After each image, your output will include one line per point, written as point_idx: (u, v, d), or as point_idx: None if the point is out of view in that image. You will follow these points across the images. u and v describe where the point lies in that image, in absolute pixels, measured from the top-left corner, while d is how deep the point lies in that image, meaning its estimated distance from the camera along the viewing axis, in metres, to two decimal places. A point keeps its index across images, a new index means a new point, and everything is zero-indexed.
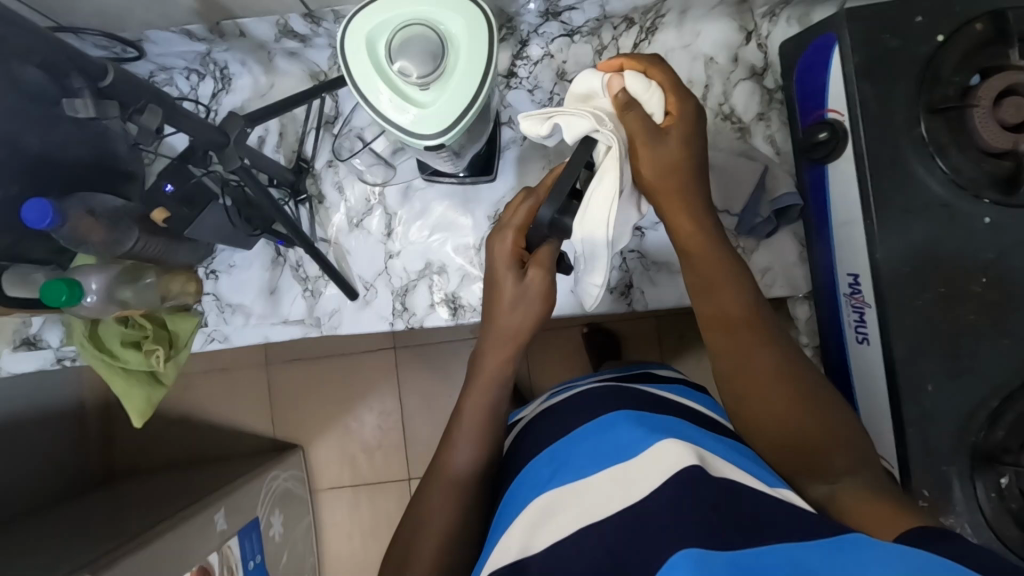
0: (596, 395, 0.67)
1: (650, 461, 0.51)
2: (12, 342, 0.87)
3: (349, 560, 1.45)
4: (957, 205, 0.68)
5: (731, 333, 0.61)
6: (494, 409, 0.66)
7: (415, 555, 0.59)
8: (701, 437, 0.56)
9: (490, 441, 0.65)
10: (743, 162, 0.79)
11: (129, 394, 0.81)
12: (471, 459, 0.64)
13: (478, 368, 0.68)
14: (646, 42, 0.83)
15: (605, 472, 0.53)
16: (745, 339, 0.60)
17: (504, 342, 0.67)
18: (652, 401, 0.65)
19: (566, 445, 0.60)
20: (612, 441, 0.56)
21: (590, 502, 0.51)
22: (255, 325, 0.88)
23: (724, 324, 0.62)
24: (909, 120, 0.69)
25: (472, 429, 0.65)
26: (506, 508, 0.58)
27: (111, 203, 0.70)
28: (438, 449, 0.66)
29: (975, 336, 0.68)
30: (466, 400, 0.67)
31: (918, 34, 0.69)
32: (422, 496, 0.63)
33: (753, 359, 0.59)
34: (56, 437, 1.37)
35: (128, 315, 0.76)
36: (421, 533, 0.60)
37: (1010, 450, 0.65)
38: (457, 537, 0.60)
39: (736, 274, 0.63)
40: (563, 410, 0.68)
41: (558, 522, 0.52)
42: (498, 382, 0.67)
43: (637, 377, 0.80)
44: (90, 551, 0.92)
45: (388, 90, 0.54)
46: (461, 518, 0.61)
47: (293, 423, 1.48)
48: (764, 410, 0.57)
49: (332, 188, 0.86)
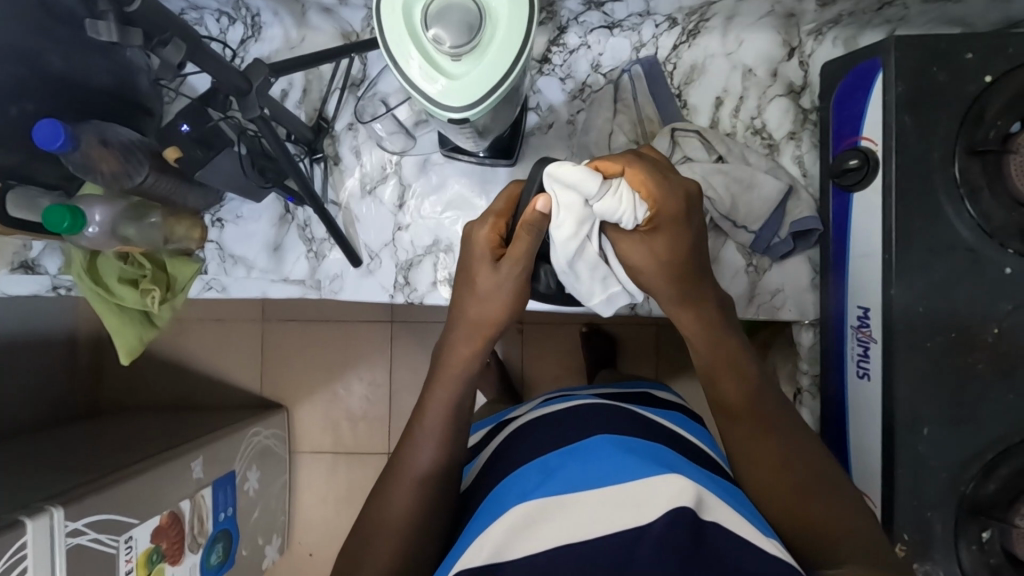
0: (594, 414, 0.69)
1: (648, 492, 0.54)
2: (10, 264, 0.85)
3: (319, 525, 1.45)
4: (981, 251, 0.67)
5: (737, 421, 0.61)
6: (458, 404, 0.63)
7: (373, 552, 0.58)
8: (697, 472, 0.59)
9: (453, 445, 0.63)
10: (770, 180, 0.78)
11: (120, 330, 0.80)
12: (432, 459, 0.61)
13: (445, 359, 0.64)
14: (687, 45, 0.82)
15: (594, 491, 0.55)
16: (750, 432, 0.60)
17: (476, 333, 0.63)
18: (652, 429, 0.67)
19: (561, 456, 0.62)
20: (608, 463, 0.58)
21: (581, 519, 0.54)
22: (255, 279, 0.87)
23: (729, 411, 0.61)
24: (945, 158, 0.68)
25: (438, 431, 0.62)
26: (488, 509, 0.60)
27: (127, 134, 0.69)
28: (400, 445, 0.63)
29: (980, 386, 0.67)
30: (431, 395, 0.63)
31: (966, 71, 0.67)
32: (384, 496, 0.61)
33: (763, 445, 0.59)
34: (46, 363, 1.38)
35: (129, 251, 0.76)
36: (384, 530, 0.59)
37: (998, 505, 0.65)
38: (417, 532, 0.60)
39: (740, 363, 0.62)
40: (557, 423, 0.69)
41: (538, 535, 0.53)
42: (467, 371, 0.63)
43: (633, 397, 0.80)
44: (64, 481, 0.93)
45: (419, 56, 0.53)
46: (423, 517, 0.60)
47: (281, 383, 1.48)
48: (762, 487, 0.58)
49: (349, 152, 0.85)
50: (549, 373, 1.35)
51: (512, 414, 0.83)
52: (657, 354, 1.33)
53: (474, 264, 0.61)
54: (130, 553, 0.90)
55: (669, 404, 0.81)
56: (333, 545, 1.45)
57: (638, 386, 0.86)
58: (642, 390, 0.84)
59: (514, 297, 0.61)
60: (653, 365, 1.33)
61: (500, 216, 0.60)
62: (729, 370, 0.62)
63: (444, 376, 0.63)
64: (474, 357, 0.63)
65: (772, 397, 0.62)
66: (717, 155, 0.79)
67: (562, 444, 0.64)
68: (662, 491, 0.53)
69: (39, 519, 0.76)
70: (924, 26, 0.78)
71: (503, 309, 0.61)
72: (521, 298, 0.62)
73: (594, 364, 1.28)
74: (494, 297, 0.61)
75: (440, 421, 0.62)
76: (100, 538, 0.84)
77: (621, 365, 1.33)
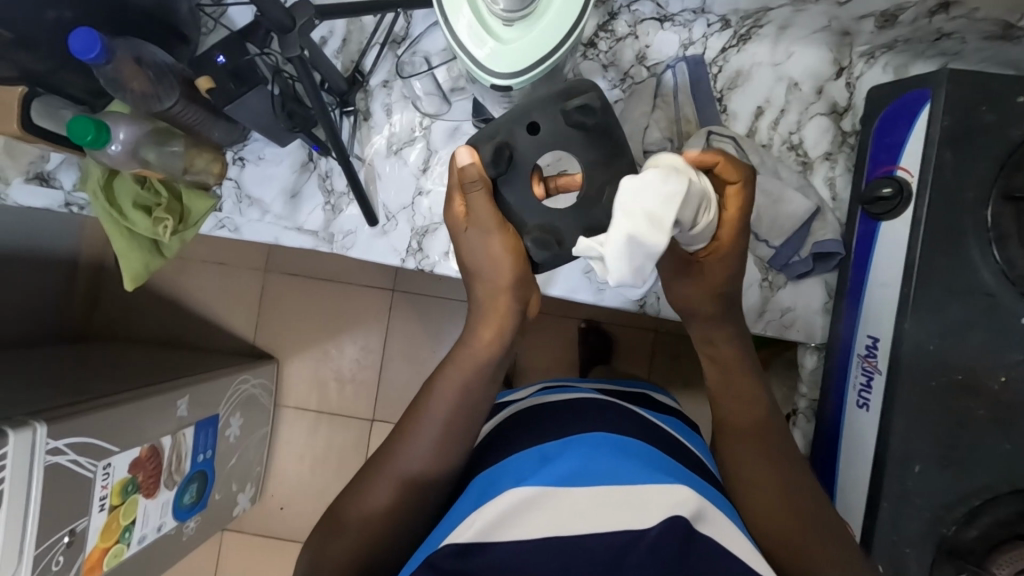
0: (598, 411, 0.68)
1: (653, 499, 0.53)
2: (26, 173, 0.84)
3: (293, 481, 1.46)
4: (1001, 297, 0.66)
5: (758, 446, 0.62)
6: (470, 391, 0.62)
7: (354, 527, 0.59)
8: (695, 481, 0.59)
9: (454, 443, 0.62)
10: (800, 199, 0.76)
11: (127, 254, 0.79)
12: (425, 455, 0.61)
13: (466, 344, 0.63)
14: (736, 49, 0.80)
15: (593, 488, 0.55)
16: (761, 456, 0.62)
17: (492, 313, 0.62)
18: (652, 433, 0.67)
19: (560, 445, 0.62)
20: (611, 463, 0.58)
21: (575, 514, 0.54)
22: (269, 224, 0.84)
23: (745, 433, 0.64)
24: (979, 199, 0.67)
25: (437, 422, 0.61)
26: (482, 486, 0.60)
27: (162, 57, 0.68)
28: (397, 430, 0.63)
29: (979, 431, 0.66)
30: (434, 391, 0.62)
31: (1016, 115, 0.66)
32: (369, 473, 0.61)
33: (775, 469, 0.61)
34: (46, 281, 1.37)
35: (146, 176, 0.75)
36: (361, 508, 0.60)
37: (975, 552, 0.65)
38: (406, 509, 0.60)
39: (750, 379, 0.65)
40: (554, 413, 0.69)
41: (530, 523, 0.53)
42: (489, 359, 0.62)
43: (634, 397, 0.80)
44: (48, 400, 0.92)
45: (472, 16, 0.52)
46: (410, 496, 0.61)
47: (275, 335, 1.48)
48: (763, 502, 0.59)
49: (380, 109, 0.83)
50: (544, 363, 1.36)
51: (511, 394, 0.83)
52: (652, 360, 1.33)
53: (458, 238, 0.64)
54: (106, 480, 0.90)
55: (668, 409, 0.81)
56: (304, 502, 1.45)
57: (637, 385, 0.86)
58: (641, 390, 0.84)
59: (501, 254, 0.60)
60: (648, 369, 1.33)
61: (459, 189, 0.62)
62: (744, 388, 0.65)
63: (455, 368, 0.62)
64: (496, 341, 0.62)
65: (777, 423, 0.64)
66: (750, 165, 0.78)
67: (565, 434, 0.64)
68: (662, 498, 0.53)
69: (21, 432, 0.76)
70: (976, 64, 0.77)
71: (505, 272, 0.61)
72: (519, 253, 0.61)
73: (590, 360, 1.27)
74: (488, 267, 0.62)
75: (442, 421, 0.61)
76: (78, 461, 0.85)
77: (617, 365, 1.33)
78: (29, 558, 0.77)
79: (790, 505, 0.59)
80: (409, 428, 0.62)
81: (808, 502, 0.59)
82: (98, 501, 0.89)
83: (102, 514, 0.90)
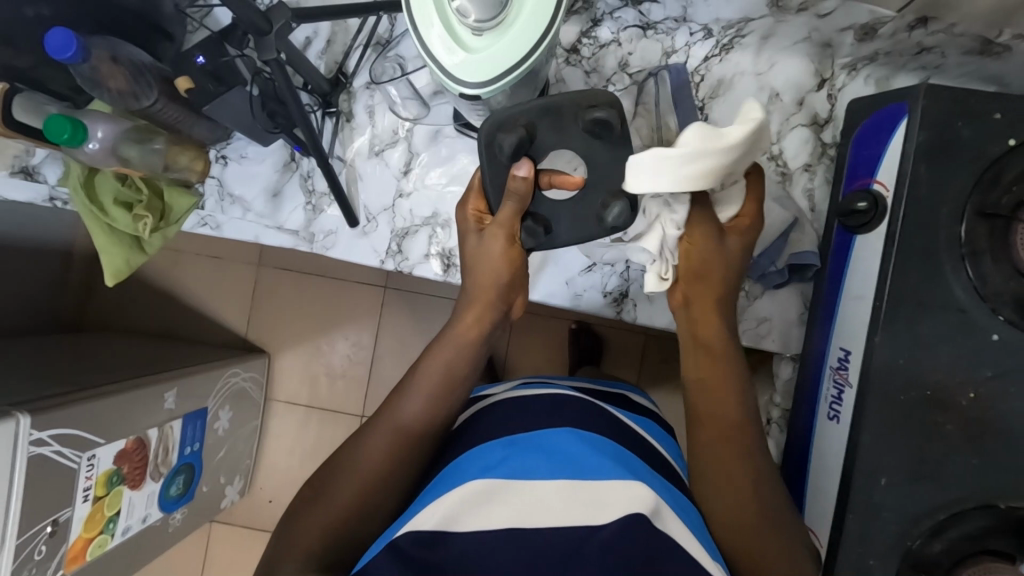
0: (571, 406, 0.68)
1: (612, 497, 0.54)
2: (10, 167, 0.84)
3: (282, 475, 1.47)
4: (972, 313, 0.66)
5: (726, 440, 0.60)
6: (455, 369, 0.63)
7: (339, 487, 0.60)
8: (657, 481, 0.59)
9: (443, 403, 0.63)
10: (778, 210, 0.76)
11: (107, 251, 0.80)
12: (420, 412, 0.63)
13: (455, 326, 0.65)
14: (718, 58, 0.80)
15: (555, 482, 0.56)
16: (731, 455, 0.59)
17: (477, 300, 0.64)
18: (625, 433, 0.67)
19: (528, 438, 0.62)
20: (575, 457, 0.59)
21: (535, 508, 0.54)
22: (250, 222, 0.85)
23: (720, 430, 0.60)
24: (953, 214, 0.67)
25: (429, 383, 0.63)
26: (447, 474, 0.61)
27: (141, 56, 0.69)
28: (390, 395, 0.65)
29: (946, 446, 0.67)
30: (425, 361, 0.64)
31: (991, 130, 0.66)
32: (363, 434, 0.63)
33: (732, 469, 0.59)
34: (39, 271, 1.38)
35: (127, 173, 0.75)
36: (351, 470, 0.61)
37: (940, 565, 0.65)
38: (393, 470, 0.61)
39: (735, 381, 0.63)
40: (526, 405, 0.69)
41: (491, 514, 0.54)
42: (472, 346, 0.64)
43: (611, 397, 0.81)
44: (33, 390, 0.93)
45: (442, 27, 0.53)
46: (398, 453, 0.61)
47: (266, 330, 1.48)
48: (726, 505, 0.58)
49: (363, 110, 0.83)
50: (532, 364, 1.36)
51: (489, 388, 0.83)
52: (642, 362, 1.34)
53: (466, 238, 0.65)
54: (91, 471, 0.91)
55: (644, 410, 0.82)
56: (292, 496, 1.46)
57: (618, 386, 0.86)
58: (622, 393, 0.84)
59: (506, 259, 0.62)
60: (636, 373, 1.34)
61: (479, 193, 0.64)
62: (721, 387, 0.62)
63: (439, 350, 0.64)
64: (479, 325, 0.64)
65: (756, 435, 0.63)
66: None
67: (534, 427, 0.64)
68: (622, 497, 0.54)
69: (4, 423, 0.77)
70: (958, 79, 0.77)
71: (500, 275, 0.62)
72: (515, 263, 0.62)
73: (578, 362, 1.28)
74: (486, 264, 0.62)
75: (432, 385, 0.63)
76: (62, 452, 0.85)
77: (607, 367, 1.34)
78: (11, 548, 0.78)
79: (753, 513, 0.57)
80: (402, 384, 0.64)
81: (773, 500, 0.59)
82: (82, 492, 0.90)
83: (86, 504, 0.91)
